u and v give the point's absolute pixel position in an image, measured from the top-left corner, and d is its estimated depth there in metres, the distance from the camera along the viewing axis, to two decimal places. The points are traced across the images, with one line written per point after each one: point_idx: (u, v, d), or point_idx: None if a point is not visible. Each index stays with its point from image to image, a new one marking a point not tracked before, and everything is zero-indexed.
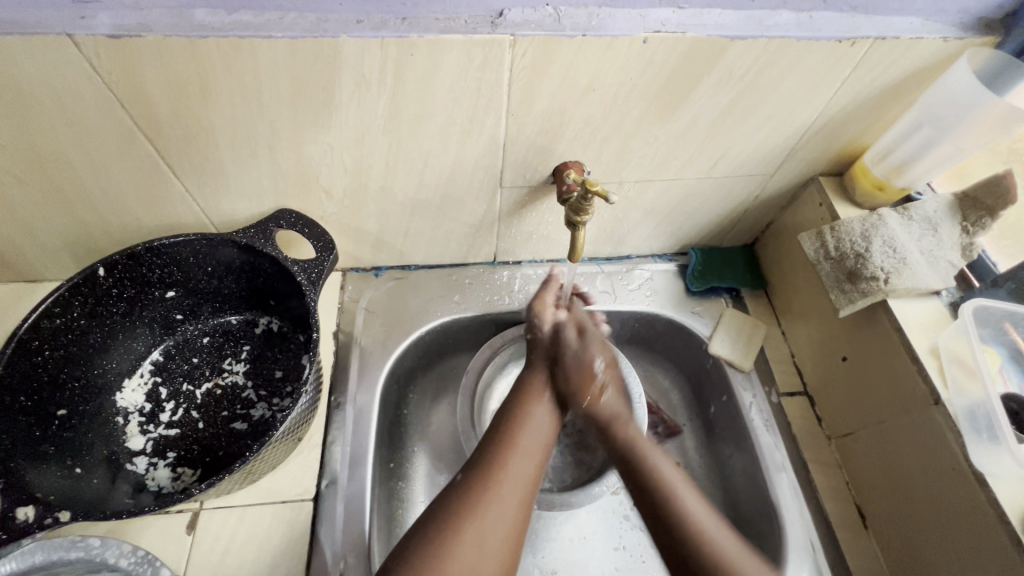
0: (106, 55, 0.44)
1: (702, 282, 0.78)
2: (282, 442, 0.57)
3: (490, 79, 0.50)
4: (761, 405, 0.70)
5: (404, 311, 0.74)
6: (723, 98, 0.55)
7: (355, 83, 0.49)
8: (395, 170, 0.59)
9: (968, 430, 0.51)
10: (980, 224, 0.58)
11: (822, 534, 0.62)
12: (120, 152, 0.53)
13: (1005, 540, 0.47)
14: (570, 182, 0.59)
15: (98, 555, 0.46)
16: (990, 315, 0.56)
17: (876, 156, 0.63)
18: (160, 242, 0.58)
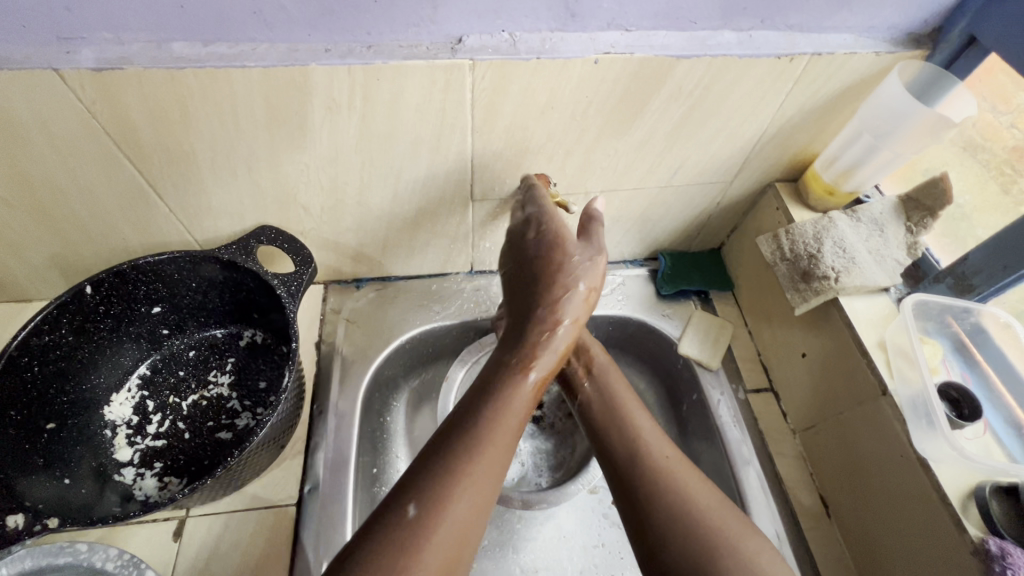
0: (90, 87, 0.47)
1: (672, 286, 0.81)
2: (265, 448, 0.60)
3: (454, 100, 0.53)
4: (729, 402, 0.73)
5: (384, 321, 0.77)
6: (676, 111, 0.59)
7: (326, 107, 0.52)
8: (369, 187, 0.63)
9: (910, 418, 0.54)
10: (923, 224, 0.62)
11: (787, 524, 0.64)
12: (106, 176, 0.56)
13: (948, 520, 0.50)
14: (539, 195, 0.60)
15: (86, 560, 0.48)
16: (929, 310, 0.59)
17: (825, 162, 0.67)
18: (144, 260, 0.60)
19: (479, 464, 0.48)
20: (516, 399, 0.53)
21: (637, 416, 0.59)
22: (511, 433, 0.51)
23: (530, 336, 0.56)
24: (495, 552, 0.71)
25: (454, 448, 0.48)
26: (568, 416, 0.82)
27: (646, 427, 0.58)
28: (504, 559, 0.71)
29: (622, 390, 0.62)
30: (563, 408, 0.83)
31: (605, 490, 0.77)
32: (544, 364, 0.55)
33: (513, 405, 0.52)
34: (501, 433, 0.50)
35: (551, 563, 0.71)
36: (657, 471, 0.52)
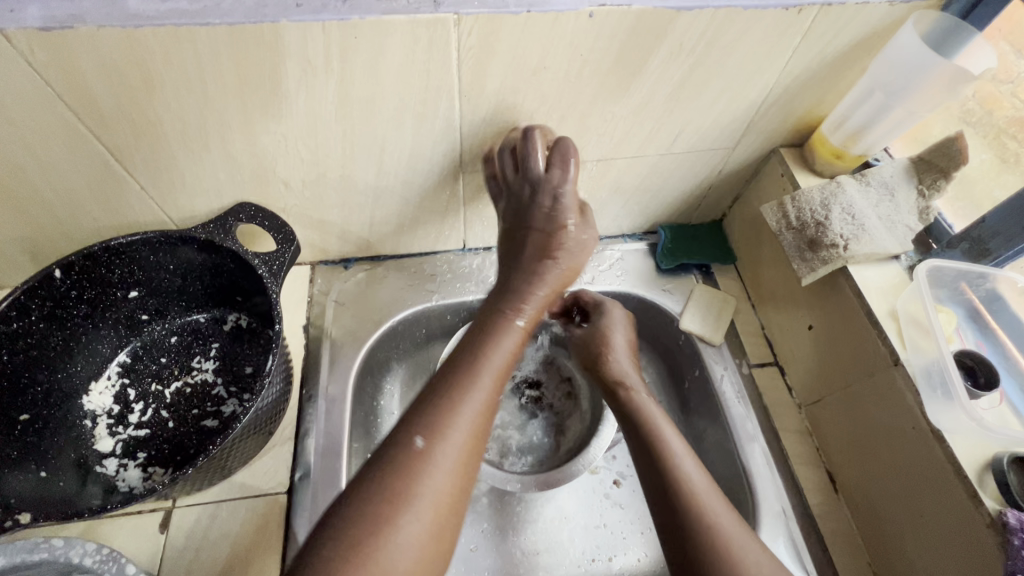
0: (41, 50, 0.43)
1: (672, 260, 0.78)
2: (252, 436, 0.57)
3: (439, 59, 0.50)
4: (732, 377, 0.71)
5: (374, 302, 0.74)
6: (675, 71, 0.56)
7: (301, 69, 0.48)
8: (352, 159, 0.59)
9: (923, 388, 0.52)
10: (935, 186, 0.59)
11: (793, 500, 0.63)
12: (67, 152, 0.52)
13: (963, 493, 0.48)
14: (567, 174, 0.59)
15: (62, 555, 0.45)
16: (943, 275, 0.57)
17: (833, 124, 0.63)
18: (115, 241, 0.57)
19: (471, 405, 0.47)
20: (501, 345, 0.51)
21: (686, 462, 0.53)
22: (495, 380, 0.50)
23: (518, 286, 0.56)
24: (494, 536, 0.70)
25: (443, 390, 0.47)
26: (570, 394, 0.81)
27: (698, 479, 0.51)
28: (504, 542, 0.69)
29: (660, 420, 0.57)
30: (564, 387, 0.81)
31: (606, 470, 0.75)
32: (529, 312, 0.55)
33: (500, 349, 0.51)
34: (487, 377, 0.49)
35: (552, 545, 0.69)
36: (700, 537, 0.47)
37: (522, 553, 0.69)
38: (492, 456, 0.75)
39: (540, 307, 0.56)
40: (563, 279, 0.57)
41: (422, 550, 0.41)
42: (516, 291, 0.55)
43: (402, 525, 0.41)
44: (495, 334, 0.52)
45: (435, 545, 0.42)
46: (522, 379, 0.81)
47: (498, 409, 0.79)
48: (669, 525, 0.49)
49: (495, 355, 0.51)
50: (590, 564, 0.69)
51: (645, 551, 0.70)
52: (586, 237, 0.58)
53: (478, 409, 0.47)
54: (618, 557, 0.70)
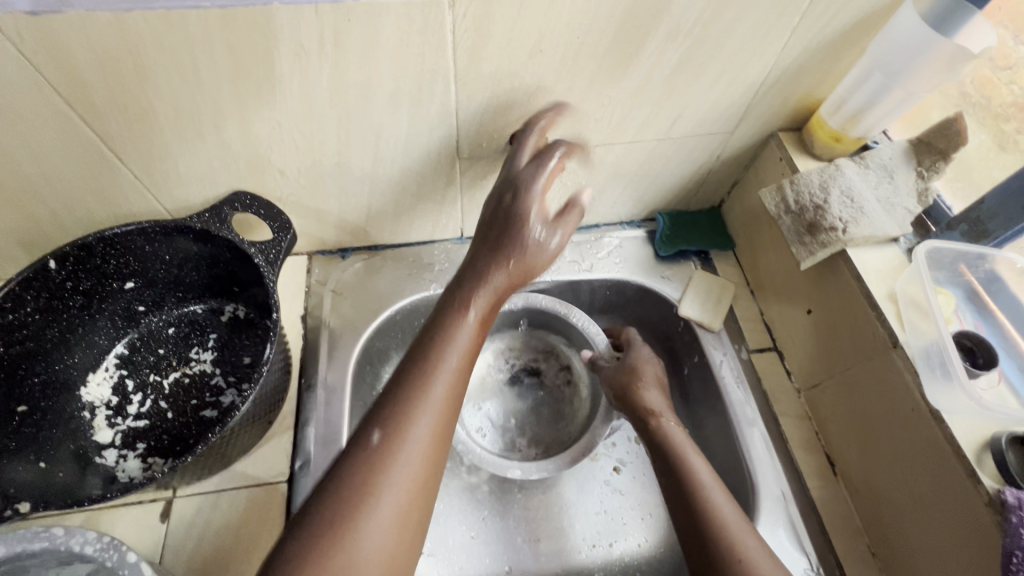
0: (30, 35, 0.42)
1: (670, 247, 0.78)
2: (251, 425, 0.57)
3: (434, 42, 0.49)
4: (731, 363, 0.71)
5: (372, 291, 0.74)
6: (674, 54, 0.55)
7: (294, 53, 0.48)
8: (348, 147, 0.59)
9: (923, 369, 0.52)
10: (935, 169, 0.59)
11: (792, 484, 0.63)
12: (59, 141, 0.51)
13: (962, 472, 0.48)
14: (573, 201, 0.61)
15: (63, 544, 0.45)
16: (942, 257, 0.56)
17: (831, 107, 0.63)
18: (110, 231, 0.56)
19: (428, 405, 0.48)
20: (455, 341, 0.52)
21: (716, 494, 0.55)
22: (451, 380, 0.51)
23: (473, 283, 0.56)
24: (495, 523, 0.70)
25: (399, 394, 0.48)
26: (570, 379, 0.81)
27: (726, 509, 0.54)
28: (505, 529, 0.70)
29: (693, 455, 0.59)
30: (563, 374, 0.81)
31: (606, 457, 0.76)
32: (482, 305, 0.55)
33: (454, 348, 0.52)
34: (443, 375, 0.50)
35: (553, 532, 0.70)
36: (729, 566, 0.49)
37: (522, 540, 0.69)
38: (494, 445, 0.75)
39: (492, 301, 0.56)
40: (520, 274, 0.57)
41: (388, 548, 0.42)
42: (468, 283, 0.56)
43: (364, 525, 0.42)
44: (448, 332, 0.53)
45: (400, 541, 0.43)
46: (521, 370, 0.81)
47: (496, 397, 0.79)
48: (697, 553, 0.52)
49: (450, 353, 0.51)
50: (591, 550, 0.69)
51: (646, 536, 0.71)
52: (552, 238, 0.58)
53: (435, 408, 0.49)
54: (618, 542, 0.70)
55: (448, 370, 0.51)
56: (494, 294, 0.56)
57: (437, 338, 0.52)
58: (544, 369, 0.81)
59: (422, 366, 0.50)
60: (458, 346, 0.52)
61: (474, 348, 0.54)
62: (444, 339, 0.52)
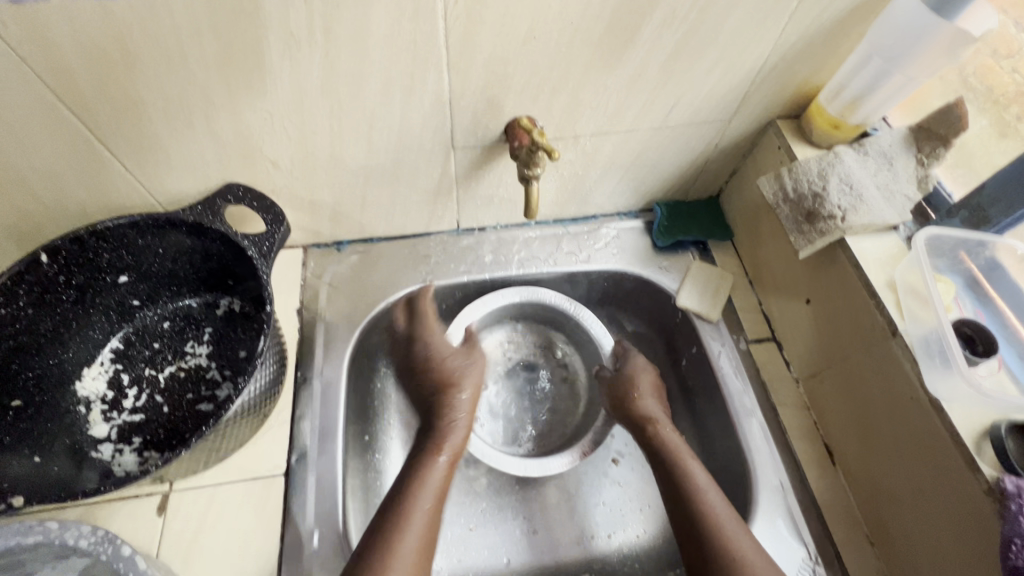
0: (14, 25, 0.42)
1: (668, 237, 0.77)
2: (244, 418, 0.57)
3: (426, 29, 0.49)
4: (729, 353, 0.70)
5: (368, 284, 0.73)
6: (670, 39, 0.54)
7: (284, 41, 0.47)
8: (340, 137, 0.58)
9: (922, 357, 0.52)
10: (935, 155, 0.58)
11: (791, 474, 0.63)
12: (48, 133, 0.51)
13: (961, 461, 0.48)
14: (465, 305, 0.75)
15: (58, 538, 0.45)
16: (942, 245, 0.56)
17: (830, 94, 0.62)
18: (101, 224, 0.55)
19: (408, 543, 0.52)
20: (426, 485, 0.57)
21: (713, 496, 0.56)
22: (427, 508, 0.55)
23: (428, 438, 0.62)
24: (493, 515, 0.70)
25: (381, 534, 0.52)
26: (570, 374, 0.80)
27: (722, 511, 0.55)
28: (503, 520, 0.70)
29: (691, 461, 0.60)
30: (563, 368, 0.81)
31: (604, 449, 0.75)
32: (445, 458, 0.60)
33: (425, 490, 0.56)
34: (419, 513, 0.54)
35: (551, 523, 0.70)
36: (727, 566, 0.51)
37: (520, 532, 0.69)
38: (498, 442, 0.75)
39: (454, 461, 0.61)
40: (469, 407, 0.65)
41: None
42: (438, 431, 0.62)
43: None
44: (420, 471, 0.58)
45: None
46: (519, 365, 0.81)
47: (496, 392, 0.78)
48: (696, 555, 0.54)
49: (421, 494, 0.56)
50: (589, 542, 0.69)
51: (644, 527, 0.70)
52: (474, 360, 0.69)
53: (416, 544, 0.52)
54: (617, 534, 0.70)
55: (420, 507, 0.55)
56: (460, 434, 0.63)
57: (409, 485, 0.57)
58: (542, 363, 0.81)
59: (397, 511, 0.54)
60: (426, 485, 0.57)
61: (445, 484, 0.59)
62: (414, 486, 0.57)
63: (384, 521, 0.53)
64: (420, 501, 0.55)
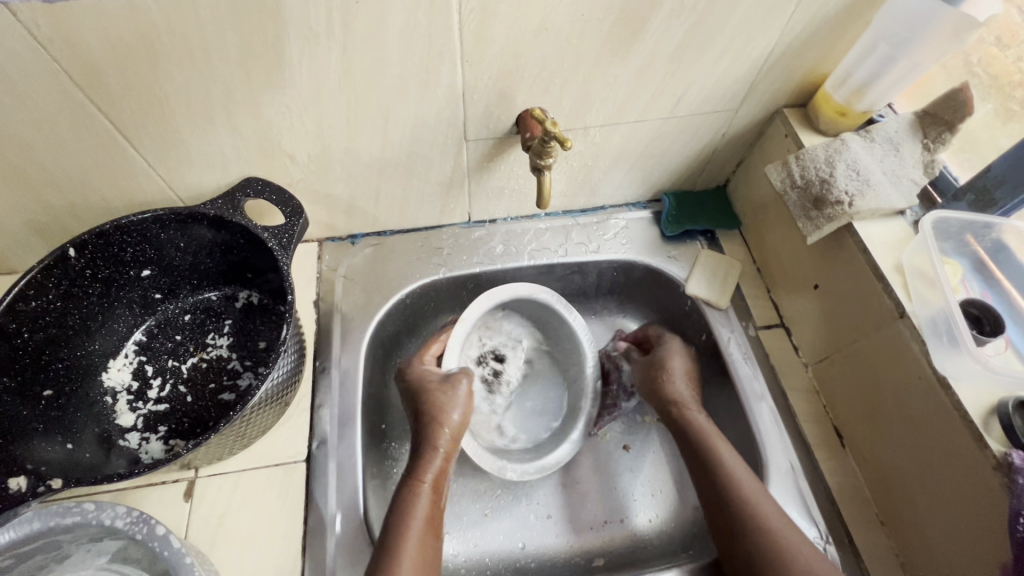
0: (46, 24, 0.43)
1: (677, 227, 0.78)
2: (270, 406, 0.59)
3: (440, 23, 0.50)
4: (739, 339, 0.72)
5: (383, 276, 0.75)
6: (678, 29, 0.55)
7: (303, 37, 0.49)
8: (356, 130, 0.59)
9: (930, 337, 0.53)
10: (940, 140, 0.59)
11: (801, 457, 0.64)
12: (75, 129, 0.52)
13: (969, 438, 0.49)
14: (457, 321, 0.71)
15: (94, 518, 0.47)
16: (948, 228, 0.57)
17: (837, 81, 0.63)
18: (126, 219, 0.57)
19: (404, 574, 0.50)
20: (413, 515, 0.55)
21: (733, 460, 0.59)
22: (419, 538, 0.54)
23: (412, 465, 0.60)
24: (508, 501, 0.71)
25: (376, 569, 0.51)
26: (552, 363, 0.77)
27: (744, 475, 0.57)
28: (517, 506, 0.71)
29: (718, 439, 0.61)
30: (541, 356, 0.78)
31: (615, 437, 0.77)
32: (428, 483, 0.58)
33: (414, 520, 0.55)
34: (410, 546, 0.52)
35: (565, 507, 0.71)
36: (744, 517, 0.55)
37: (535, 517, 0.70)
38: (485, 438, 0.71)
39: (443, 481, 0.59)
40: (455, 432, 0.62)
41: None
42: (417, 457, 0.60)
43: None
44: (403, 507, 0.56)
45: None
46: (494, 350, 0.76)
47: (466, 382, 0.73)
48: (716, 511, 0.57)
49: (409, 526, 0.54)
50: (603, 526, 0.70)
51: (657, 512, 0.72)
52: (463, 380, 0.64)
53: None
54: (630, 518, 0.71)
55: (410, 538, 0.53)
56: (443, 460, 0.60)
57: (398, 516, 0.55)
58: (519, 349, 0.77)
59: (388, 545, 0.52)
60: (412, 516, 0.55)
61: (437, 510, 0.57)
62: (401, 518, 0.55)
63: (378, 557, 0.52)
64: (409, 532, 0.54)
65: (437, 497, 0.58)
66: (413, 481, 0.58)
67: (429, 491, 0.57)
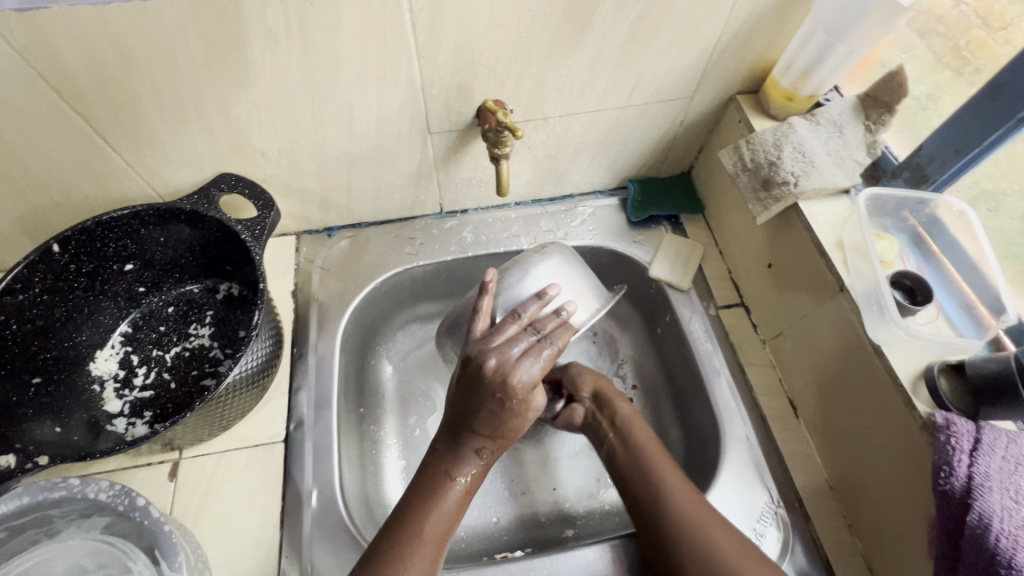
0: (20, 31, 0.46)
1: (641, 212, 0.81)
2: (246, 390, 0.62)
3: (393, 21, 0.53)
4: (700, 319, 0.74)
5: (358, 266, 0.78)
6: (624, 21, 0.58)
7: (264, 38, 0.52)
8: (323, 125, 0.62)
9: (865, 309, 0.55)
10: (881, 121, 0.61)
11: (757, 428, 0.67)
12: (55, 131, 0.55)
13: (900, 401, 0.52)
14: (566, 323, 0.59)
15: (79, 492, 0.50)
16: (884, 203, 0.60)
17: (783, 67, 0.66)
18: (105, 215, 0.60)
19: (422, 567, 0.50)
20: (442, 507, 0.54)
21: (639, 430, 0.65)
22: (440, 532, 0.53)
23: (449, 455, 0.56)
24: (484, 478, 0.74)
25: (394, 552, 0.50)
26: None
27: (646, 440, 0.63)
28: (492, 482, 0.74)
29: (655, 447, 0.63)
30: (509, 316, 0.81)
31: None
32: (463, 483, 0.56)
33: (440, 513, 0.53)
34: (432, 537, 0.52)
35: (536, 484, 0.74)
36: (639, 472, 0.61)
37: (509, 491, 0.74)
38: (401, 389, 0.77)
39: (479, 476, 0.57)
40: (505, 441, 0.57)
41: None
42: (453, 451, 0.56)
43: None
44: (434, 500, 0.54)
45: None
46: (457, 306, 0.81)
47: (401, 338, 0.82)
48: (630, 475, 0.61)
49: (436, 518, 0.53)
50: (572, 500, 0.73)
51: None
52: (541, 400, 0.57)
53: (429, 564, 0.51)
54: (600, 491, 0.74)
55: (434, 530, 0.52)
56: (483, 465, 0.57)
57: (425, 499, 0.54)
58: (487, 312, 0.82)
59: (405, 528, 0.52)
60: (443, 509, 0.54)
61: (464, 504, 0.56)
62: (428, 505, 0.54)
63: (397, 538, 0.51)
64: (435, 522, 0.53)
65: (462, 498, 0.56)
66: (450, 471, 0.56)
67: (461, 489, 0.56)
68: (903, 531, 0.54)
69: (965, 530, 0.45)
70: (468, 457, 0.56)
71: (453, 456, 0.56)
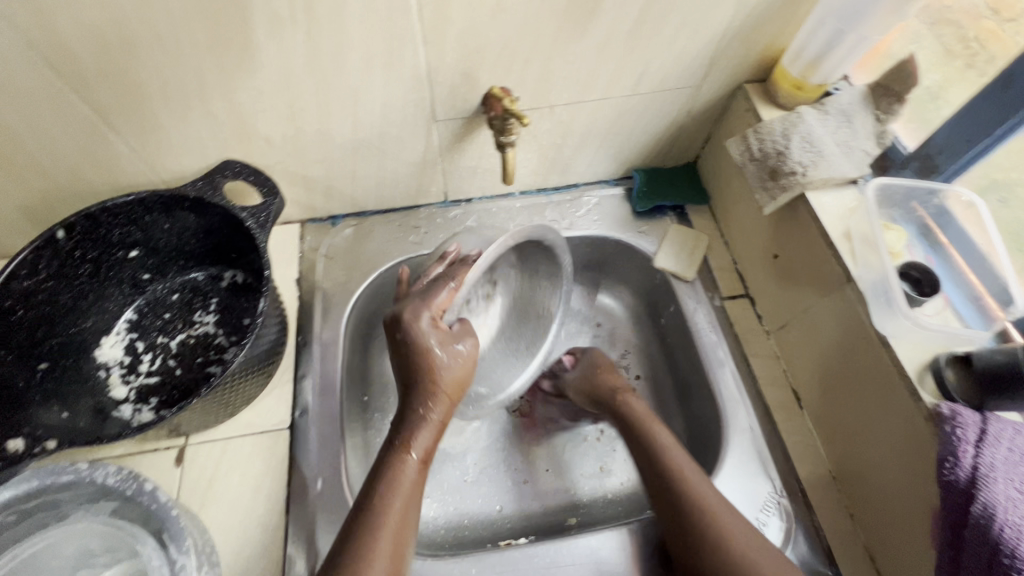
0: (22, 13, 0.46)
1: (647, 202, 0.81)
2: (251, 374, 0.62)
3: (399, 6, 0.52)
4: (705, 310, 0.74)
5: (362, 255, 0.78)
6: (633, 7, 0.57)
7: (269, 22, 0.51)
8: (327, 112, 0.62)
9: (873, 301, 0.55)
10: (891, 111, 0.61)
11: (760, 419, 0.67)
12: (58, 116, 0.55)
13: (906, 393, 0.52)
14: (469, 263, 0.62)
15: (87, 476, 0.51)
16: (893, 194, 0.60)
17: (792, 56, 0.65)
18: (111, 201, 0.59)
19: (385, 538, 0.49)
20: (399, 479, 0.53)
21: (660, 431, 0.64)
22: (403, 502, 0.52)
23: (398, 426, 0.57)
24: (487, 467, 0.75)
25: (358, 525, 0.50)
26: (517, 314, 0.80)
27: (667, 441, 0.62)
28: (495, 471, 0.74)
29: (677, 448, 0.62)
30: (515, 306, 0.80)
31: None
32: (417, 451, 0.56)
33: (399, 483, 0.53)
34: (394, 507, 0.52)
35: (540, 474, 0.75)
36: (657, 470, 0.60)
37: (512, 480, 0.74)
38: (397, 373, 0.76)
39: (433, 437, 0.57)
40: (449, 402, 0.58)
41: None
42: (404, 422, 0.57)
43: None
44: (391, 473, 0.54)
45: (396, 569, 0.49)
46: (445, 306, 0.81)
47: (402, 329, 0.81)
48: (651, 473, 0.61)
49: (395, 489, 0.53)
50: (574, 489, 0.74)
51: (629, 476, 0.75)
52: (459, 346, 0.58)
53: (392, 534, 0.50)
54: (603, 480, 0.74)
55: (397, 500, 0.52)
56: (432, 427, 0.57)
57: (381, 471, 0.54)
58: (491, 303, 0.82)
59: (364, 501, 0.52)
60: (401, 477, 0.54)
61: (422, 475, 0.56)
62: (386, 478, 0.53)
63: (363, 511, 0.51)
64: (396, 492, 0.53)
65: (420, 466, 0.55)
66: (403, 441, 0.56)
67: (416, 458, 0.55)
68: (902, 519, 0.54)
69: (968, 520, 0.45)
70: (415, 422, 0.56)
71: (403, 426, 0.57)
